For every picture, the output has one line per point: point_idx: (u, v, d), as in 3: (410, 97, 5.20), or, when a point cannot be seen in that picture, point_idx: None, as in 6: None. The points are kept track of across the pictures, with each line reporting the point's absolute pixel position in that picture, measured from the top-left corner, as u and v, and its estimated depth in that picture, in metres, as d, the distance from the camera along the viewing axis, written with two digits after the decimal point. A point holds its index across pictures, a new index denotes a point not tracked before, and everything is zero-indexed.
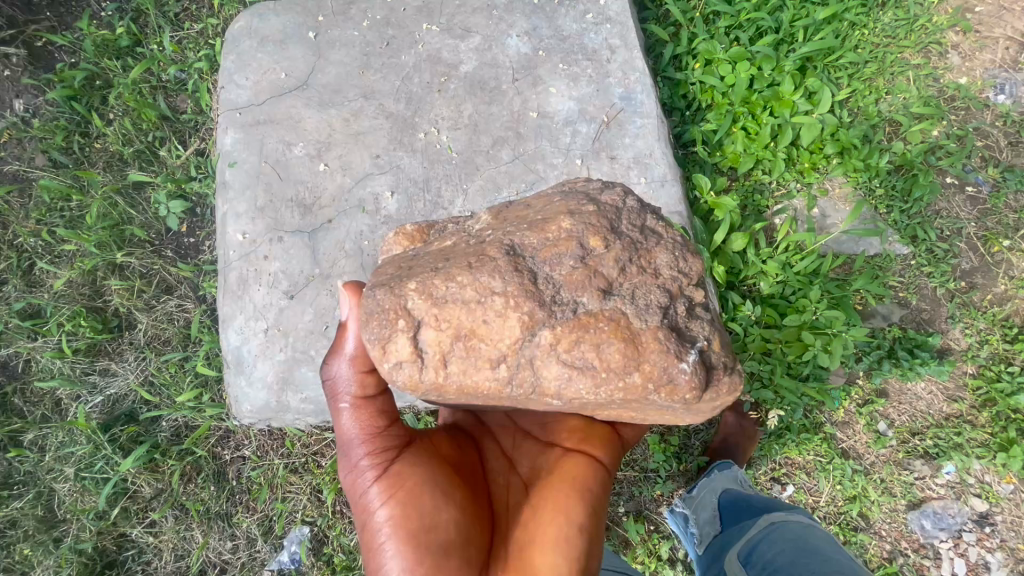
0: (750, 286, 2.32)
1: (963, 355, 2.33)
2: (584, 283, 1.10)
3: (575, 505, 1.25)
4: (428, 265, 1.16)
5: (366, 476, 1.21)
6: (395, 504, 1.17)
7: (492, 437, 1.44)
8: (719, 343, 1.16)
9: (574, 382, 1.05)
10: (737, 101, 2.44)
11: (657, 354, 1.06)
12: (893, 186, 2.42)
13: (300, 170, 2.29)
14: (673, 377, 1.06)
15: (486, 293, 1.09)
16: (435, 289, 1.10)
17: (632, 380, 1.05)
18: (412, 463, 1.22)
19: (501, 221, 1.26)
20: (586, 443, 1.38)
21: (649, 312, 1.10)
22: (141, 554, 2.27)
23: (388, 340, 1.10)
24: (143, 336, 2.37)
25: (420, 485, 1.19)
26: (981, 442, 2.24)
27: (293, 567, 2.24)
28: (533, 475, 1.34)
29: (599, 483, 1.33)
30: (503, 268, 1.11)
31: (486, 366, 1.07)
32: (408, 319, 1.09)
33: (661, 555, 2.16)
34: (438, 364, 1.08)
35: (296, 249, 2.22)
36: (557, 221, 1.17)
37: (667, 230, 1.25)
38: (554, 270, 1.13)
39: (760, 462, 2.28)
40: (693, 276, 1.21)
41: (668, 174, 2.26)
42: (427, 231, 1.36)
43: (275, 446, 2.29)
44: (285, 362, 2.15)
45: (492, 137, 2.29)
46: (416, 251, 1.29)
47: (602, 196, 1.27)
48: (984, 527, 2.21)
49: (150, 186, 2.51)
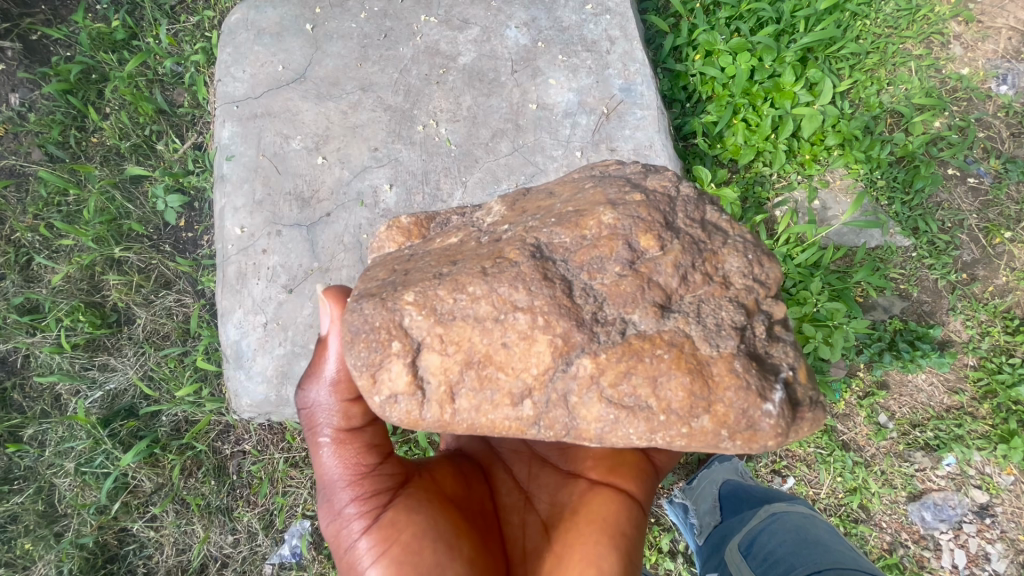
0: None
1: (964, 347, 2.32)
2: (636, 296, 1.09)
3: (606, 547, 1.23)
4: (427, 277, 1.14)
5: (354, 525, 1.16)
6: (390, 559, 1.12)
7: (505, 470, 1.43)
8: (803, 374, 1.14)
9: (624, 425, 1.02)
10: (738, 92, 2.42)
11: (739, 396, 1.02)
12: (894, 178, 2.41)
13: (299, 163, 2.27)
14: (753, 421, 1.02)
15: (505, 309, 1.07)
16: (439, 308, 1.09)
17: (700, 424, 1.01)
18: (407, 505, 1.17)
19: (517, 212, 1.29)
20: (611, 475, 1.40)
21: (722, 337, 1.07)
22: (141, 548, 2.26)
23: (382, 368, 1.09)
24: (142, 331, 2.37)
25: (419, 538, 1.13)
26: (981, 434, 2.24)
27: (293, 561, 2.24)
28: (554, 513, 1.33)
29: (631, 521, 1.32)
30: (530, 277, 1.10)
31: (505, 402, 1.05)
32: (404, 341, 1.08)
33: (661, 547, 2.15)
34: (442, 398, 1.07)
35: (295, 243, 2.21)
36: (597, 215, 1.17)
37: (731, 229, 1.25)
38: (595, 281, 1.12)
39: (761, 453, 2.28)
40: (771, 287, 1.20)
41: (668, 167, 2.24)
42: (425, 224, 1.37)
43: (276, 440, 2.29)
44: (285, 356, 2.15)
45: (491, 129, 2.28)
46: (413, 247, 1.30)
47: (647, 180, 1.29)
48: (984, 518, 2.22)
49: (147, 180, 2.50)
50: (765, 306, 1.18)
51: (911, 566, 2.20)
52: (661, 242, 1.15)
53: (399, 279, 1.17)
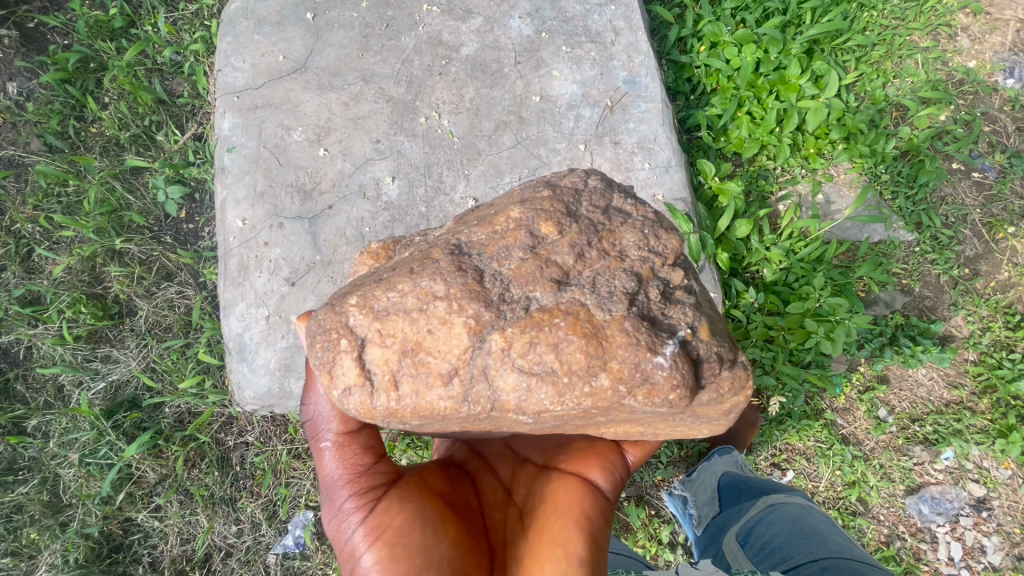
0: (753, 273, 2.31)
1: (965, 342, 2.33)
2: (535, 275, 1.10)
3: (574, 534, 1.21)
4: (371, 280, 1.16)
5: (351, 519, 1.18)
6: (382, 545, 1.13)
7: (487, 470, 1.41)
8: (706, 331, 1.14)
9: (535, 392, 1.04)
10: (743, 85, 2.40)
11: (639, 347, 1.04)
12: (899, 172, 2.40)
13: (300, 155, 2.26)
14: (648, 374, 1.03)
15: (428, 300, 1.08)
16: (375, 303, 1.10)
17: (599, 382, 1.03)
18: (400, 499, 1.19)
19: (459, 223, 1.30)
20: (581, 465, 1.38)
21: (612, 301, 1.08)
22: (147, 538, 2.28)
23: (333, 363, 1.10)
24: (144, 322, 2.37)
25: (408, 523, 1.15)
26: (980, 428, 2.26)
27: (297, 550, 2.27)
28: (530, 504, 1.30)
29: (597, 509, 1.30)
30: (446, 270, 1.10)
31: (437, 384, 1.06)
32: (350, 337, 1.09)
33: (662, 539, 2.20)
34: (387, 386, 1.07)
35: (296, 235, 2.20)
36: (506, 213, 1.18)
37: (635, 209, 1.25)
38: (504, 269, 1.13)
39: (761, 447, 2.29)
40: (668, 256, 1.19)
41: (672, 160, 2.23)
42: (392, 246, 1.37)
43: (279, 432, 2.31)
44: (288, 349, 2.15)
45: (494, 122, 2.26)
46: (377, 265, 1.31)
47: (562, 180, 1.28)
48: (982, 511, 2.24)
49: (147, 171, 2.48)
50: (662, 272, 1.17)
51: (908, 558, 2.22)
52: (561, 226, 1.16)
53: (348, 288, 1.18)
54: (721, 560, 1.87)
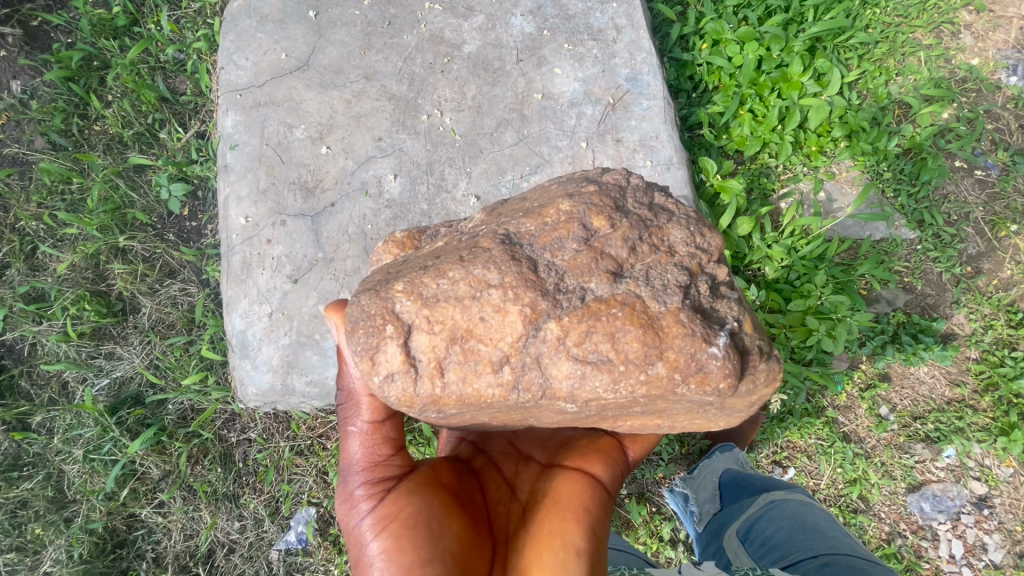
0: (755, 271, 2.31)
1: (967, 340, 2.33)
2: (590, 266, 1.11)
3: (574, 528, 1.21)
4: (418, 265, 1.16)
5: (362, 508, 1.20)
6: (389, 535, 1.14)
7: (493, 467, 1.40)
8: (750, 325, 1.16)
9: (588, 380, 1.05)
10: (745, 83, 2.40)
11: (693, 336, 1.05)
12: (902, 169, 2.40)
13: (302, 153, 2.27)
14: (702, 364, 1.05)
15: (481, 288, 1.09)
16: (428, 289, 1.10)
17: (655, 371, 1.04)
18: (408, 492, 1.20)
19: (495, 216, 1.31)
20: (583, 460, 1.38)
21: (668, 294, 1.10)
22: (150, 533, 2.30)
23: (377, 349, 1.09)
24: (148, 319, 2.38)
25: (416, 515, 1.17)
26: (982, 426, 2.26)
27: (299, 546, 2.28)
28: (534, 498, 1.30)
29: (597, 502, 1.30)
30: (499, 259, 1.11)
31: (487, 371, 1.07)
32: (397, 323, 1.09)
33: (663, 536, 2.21)
34: (433, 373, 1.08)
35: (299, 233, 2.21)
36: (556, 205, 1.18)
37: (678, 208, 1.26)
38: (554, 258, 1.13)
39: (762, 445, 2.30)
40: (714, 252, 1.21)
41: (674, 158, 2.23)
42: (417, 237, 1.39)
43: (281, 429, 2.32)
44: (290, 346, 2.16)
45: (495, 120, 2.26)
46: (407, 255, 1.31)
47: (603, 177, 1.29)
48: (983, 509, 2.24)
49: (151, 169, 2.50)
50: (708, 269, 1.19)
51: (908, 556, 2.22)
52: (613, 220, 1.17)
53: (392, 274, 1.18)
54: (722, 557, 1.87)
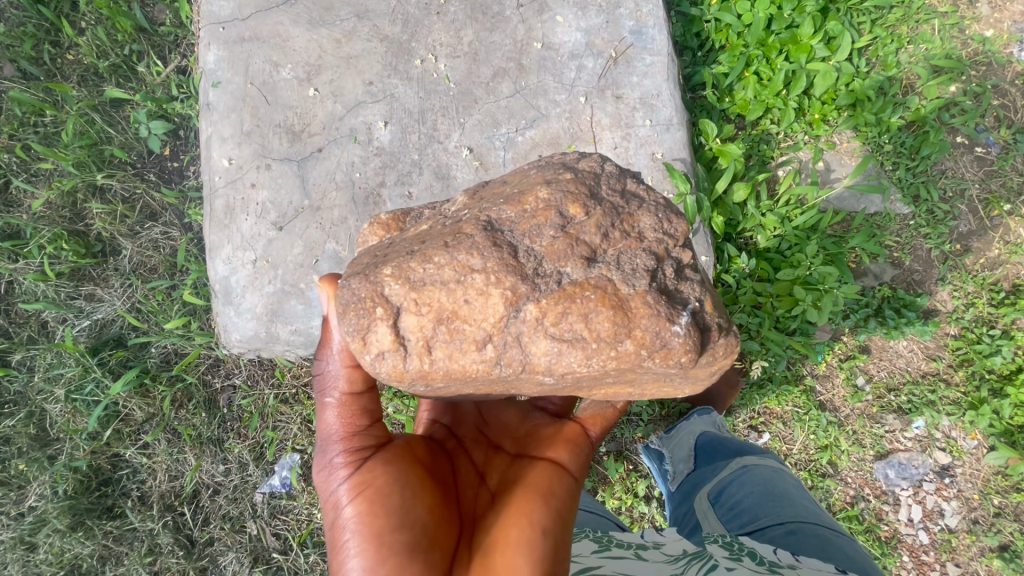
0: (747, 239, 2.30)
1: (948, 317, 2.37)
2: (566, 252, 1.09)
3: (540, 509, 1.23)
4: (402, 249, 1.13)
5: (337, 475, 1.21)
6: (362, 501, 1.16)
7: (464, 451, 1.42)
8: (711, 303, 1.17)
9: (564, 356, 1.05)
10: (753, 42, 2.31)
11: (663, 321, 1.06)
12: (903, 143, 2.37)
13: (289, 94, 2.17)
14: (666, 341, 1.05)
15: (464, 272, 1.07)
16: (418, 274, 1.08)
17: (624, 347, 1.04)
18: (384, 462, 1.22)
19: (477, 201, 1.25)
20: (552, 448, 1.40)
21: (635, 278, 1.10)
22: (135, 473, 2.32)
23: (367, 331, 1.07)
24: (128, 262, 2.33)
25: (390, 484, 1.18)
26: (952, 400, 2.32)
27: (283, 491, 2.33)
28: (502, 484, 1.32)
29: (564, 488, 1.32)
30: (482, 245, 1.09)
31: (472, 349, 1.06)
32: (386, 306, 1.07)
33: (638, 492, 2.28)
34: (422, 351, 1.06)
35: (284, 178, 2.15)
36: (534, 192, 1.15)
37: (648, 194, 1.24)
38: (534, 242, 1.11)
39: (740, 410, 2.36)
40: (679, 237, 1.20)
41: (674, 118, 2.17)
42: (402, 219, 1.36)
43: (266, 376, 2.33)
44: (275, 294, 2.11)
45: (493, 69, 2.17)
46: (393, 237, 1.28)
47: (579, 163, 1.25)
48: (944, 477, 2.34)
49: (128, 104, 2.38)
50: (675, 253, 1.18)
51: (870, 519, 2.32)
52: (595, 207, 1.14)
53: (379, 258, 1.15)
54: (690, 519, 1.92)
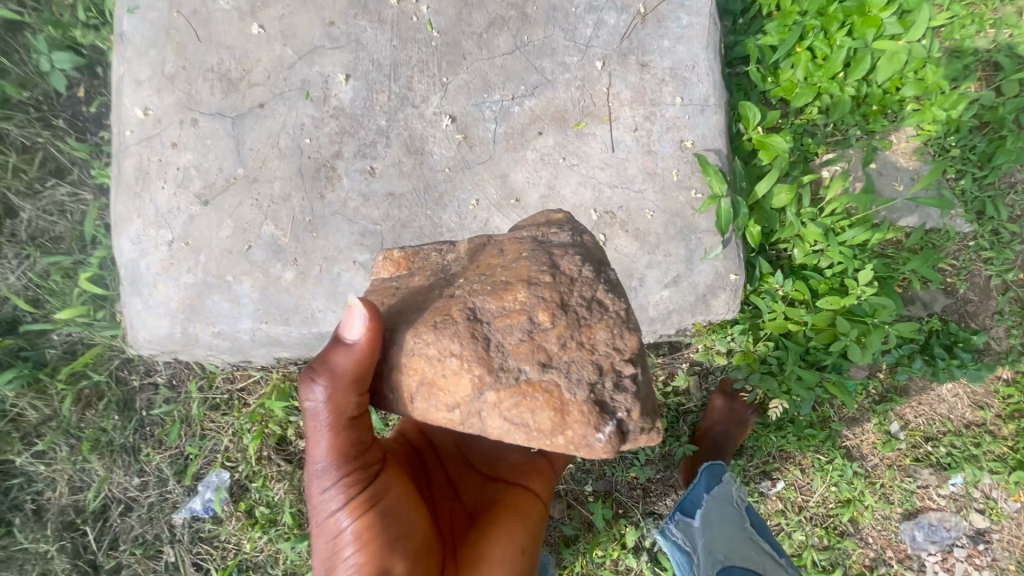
0: (780, 252, 1.90)
1: (1001, 359, 2.00)
2: (530, 354, 0.84)
3: (523, 534, 1.12)
4: (407, 302, 0.94)
5: (332, 494, 0.94)
6: (366, 525, 0.94)
7: (437, 464, 1.20)
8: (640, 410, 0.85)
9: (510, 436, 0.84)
10: (811, 11, 1.86)
11: (579, 434, 0.81)
12: (974, 148, 1.94)
13: (227, 31, 1.71)
14: (590, 442, 0.81)
15: (442, 346, 0.85)
16: (416, 336, 0.88)
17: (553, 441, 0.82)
18: (388, 479, 1.00)
19: (473, 267, 0.97)
20: (524, 480, 1.23)
21: (579, 377, 0.83)
22: (29, 482, 1.91)
23: (368, 372, 0.91)
24: (25, 228, 1.87)
25: (389, 507, 0.98)
26: (997, 456, 1.99)
27: (207, 515, 1.95)
28: (479, 506, 1.15)
29: (537, 514, 1.19)
30: (460, 327, 0.86)
31: (443, 411, 0.86)
32: (386, 348, 0.90)
33: (626, 542, 1.94)
34: (405, 401, 0.89)
35: (214, 139, 1.70)
36: (517, 276, 0.89)
37: (615, 302, 0.90)
38: (500, 332, 0.86)
39: (754, 453, 1.99)
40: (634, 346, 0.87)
41: (711, 98, 1.72)
42: (414, 259, 1.04)
43: (192, 378, 1.94)
44: (194, 286, 1.68)
45: (488, 17, 1.70)
46: (402, 282, 1.01)
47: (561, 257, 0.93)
48: (978, 543, 2.02)
49: (28, 29, 1.88)
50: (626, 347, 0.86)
51: None
52: (564, 311, 0.87)
53: (393, 305, 0.95)
54: None
